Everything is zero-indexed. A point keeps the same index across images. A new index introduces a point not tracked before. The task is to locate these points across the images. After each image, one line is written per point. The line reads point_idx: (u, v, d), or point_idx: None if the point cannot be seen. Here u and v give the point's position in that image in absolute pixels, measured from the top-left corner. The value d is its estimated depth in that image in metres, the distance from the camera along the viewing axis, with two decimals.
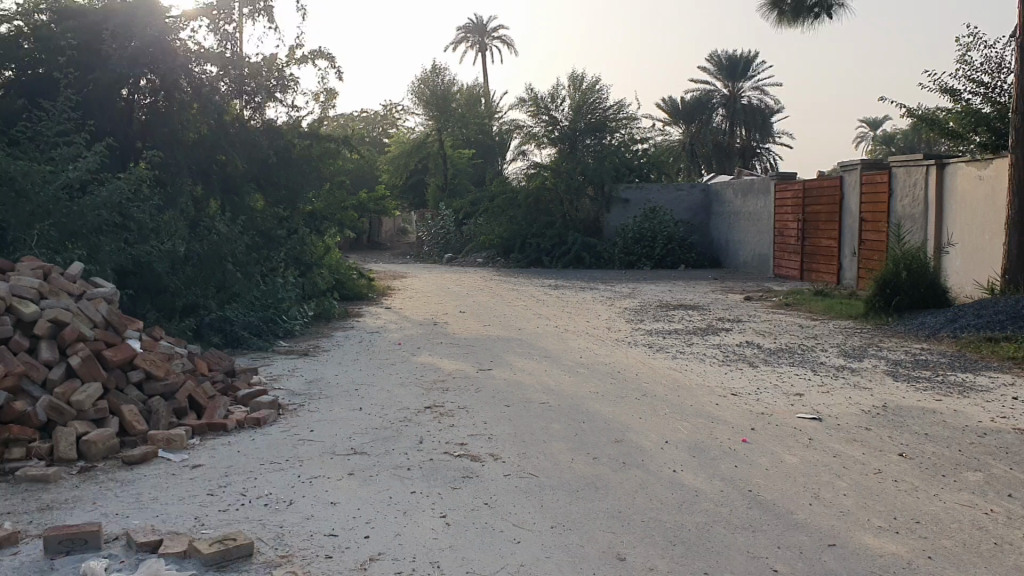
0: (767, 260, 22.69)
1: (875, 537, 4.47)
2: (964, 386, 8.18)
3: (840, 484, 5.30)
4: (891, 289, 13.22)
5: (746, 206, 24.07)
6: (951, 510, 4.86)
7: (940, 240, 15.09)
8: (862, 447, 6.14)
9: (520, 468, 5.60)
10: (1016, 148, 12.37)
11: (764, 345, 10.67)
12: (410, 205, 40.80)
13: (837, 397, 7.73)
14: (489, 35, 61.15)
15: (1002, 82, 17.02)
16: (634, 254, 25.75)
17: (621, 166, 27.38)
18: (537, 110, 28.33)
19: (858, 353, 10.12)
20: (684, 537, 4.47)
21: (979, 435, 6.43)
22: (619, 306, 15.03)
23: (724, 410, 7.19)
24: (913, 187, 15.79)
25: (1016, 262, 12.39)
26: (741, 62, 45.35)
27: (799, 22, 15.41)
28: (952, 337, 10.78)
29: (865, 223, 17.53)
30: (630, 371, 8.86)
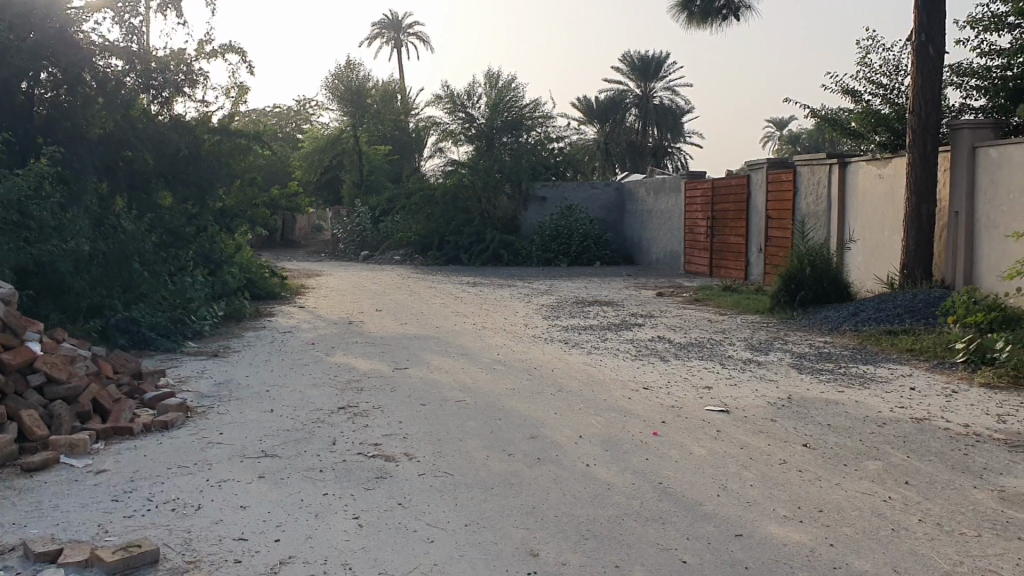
0: (678, 257, 23.13)
1: (780, 526, 4.60)
2: (865, 377, 8.49)
3: (747, 475, 5.44)
4: (796, 285, 13.59)
5: (659, 204, 24.48)
6: (853, 499, 5.02)
7: (843, 236, 15.61)
8: (768, 438, 6.30)
9: (435, 466, 5.59)
10: (914, 146, 12.80)
11: (675, 339, 10.88)
12: (325, 202, 40.21)
13: (745, 389, 7.92)
14: (404, 32, 60.77)
15: (899, 84, 17.70)
16: (551, 251, 25.97)
17: (538, 164, 27.50)
18: (454, 107, 28.26)
19: (764, 346, 10.40)
20: (596, 531, 4.52)
21: (879, 425, 6.67)
22: (536, 303, 15.09)
23: (637, 404, 7.31)
24: (818, 185, 16.28)
25: (914, 257, 12.85)
26: (653, 63, 46.03)
27: (708, 23, 15.70)
28: (854, 331, 11.15)
29: (772, 220, 17.99)
30: (546, 367, 8.93)
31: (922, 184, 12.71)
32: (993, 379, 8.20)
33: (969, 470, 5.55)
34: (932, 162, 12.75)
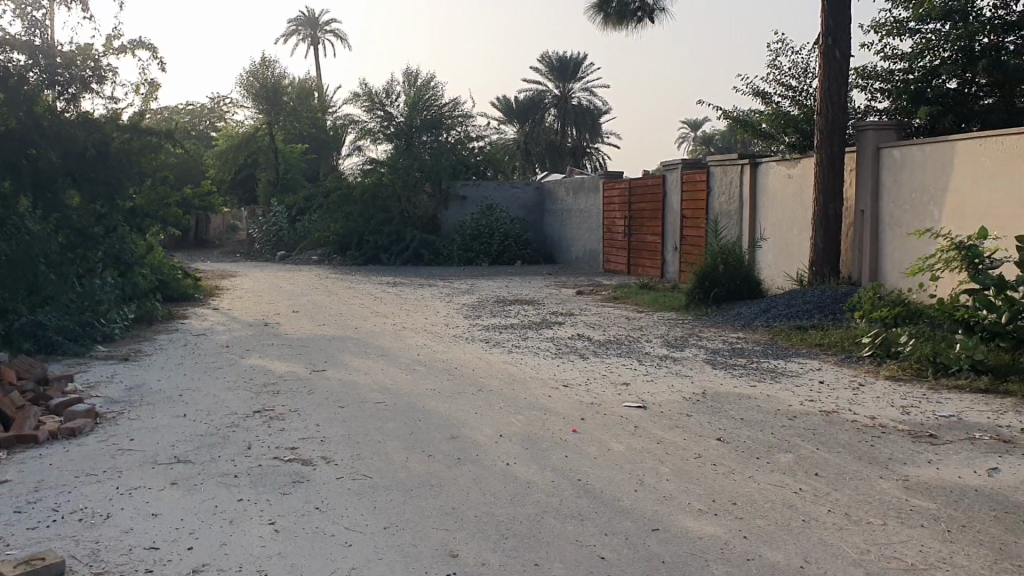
0: (597, 255, 23.36)
1: (696, 520, 4.68)
2: (776, 372, 8.71)
3: (664, 469, 5.52)
4: (710, 282, 13.86)
5: (578, 203, 24.70)
6: (766, 491, 5.14)
7: (754, 234, 15.98)
8: (683, 433, 6.40)
9: (353, 469, 5.53)
10: (822, 146, 13.17)
11: (594, 337, 10.98)
12: (240, 201, 39.39)
13: (661, 385, 8.04)
14: (321, 29, 59.97)
15: (807, 86, 18.21)
16: (472, 251, 26.00)
17: (458, 164, 27.38)
18: (371, 105, 27.84)
19: (680, 342, 10.59)
20: (516, 529, 4.53)
21: (789, 418, 6.84)
22: (456, 303, 15.05)
23: (556, 401, 7.36)
24: (731, 184, 16.63)
25: (823, 255, 13.24)
26: (572, 63, 46.40)
27: (623, 25, 15.88)
28: (766, 326, 11.43)
29: (686, 219, 18.32)
30: (466, 367, 8.91)
31: (829, 183, 13.09)
32: (897, 372, 8.50)
33: (876, 461, 5.73)
34: (839, 162, 13.13)
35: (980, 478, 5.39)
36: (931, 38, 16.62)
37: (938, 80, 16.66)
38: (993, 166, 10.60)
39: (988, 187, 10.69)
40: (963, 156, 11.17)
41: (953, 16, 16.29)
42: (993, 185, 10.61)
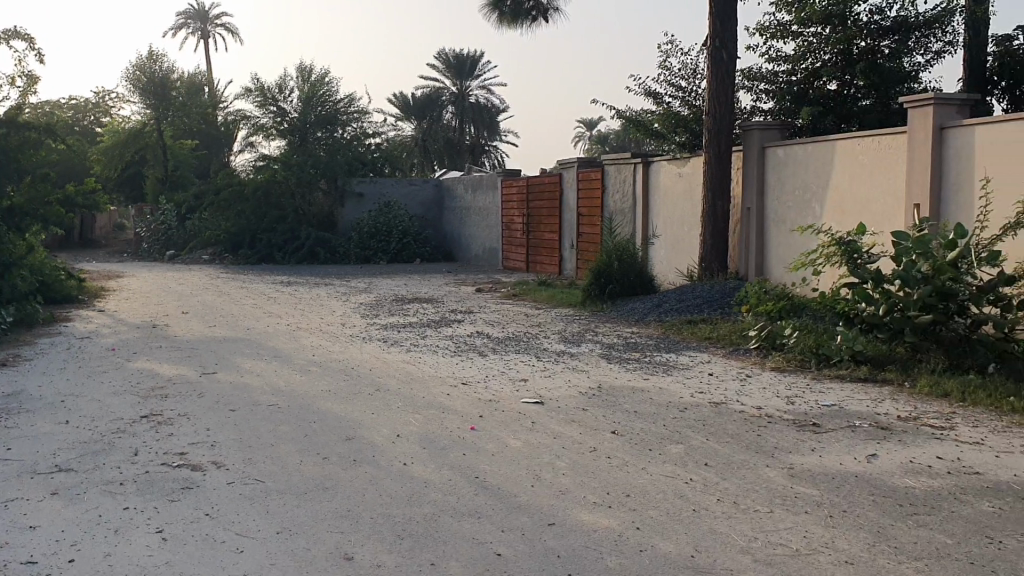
0: (496, 253, 23.46)
1: (590, 513, 4.74)
2: (669, 365, 8.91)
3: (560, 463, 5.59)
4: (605, 279, 14.08)
5: (476, 201, 24.78)
6: (657, 482, 5.25)
7: (648, 231, 16.30)
8: (579, 427, 6.49)
9: (246, 474, 5.41)
10: (710, 145, 13.51)
11: (493, 334, 11.02)
12: (127, 199, 38.00)
13: (558, 380, 8.13)
14: (212, 23, 58.44)
15: (697, 87, 18.68)
16: (369, 249, 25.73)
17: (354, 161, 26.99)
18: (264, 100, 27.24)
19: (577, 338, 10.73)
20: (412, 529, 4.51)
21: (681, 410, 7.01)
22: (354, 301, 14.89)
23: (454, 399, 7.36)
24: (625, 183, 16.93)
25: (712, 251, 13.60)
26: (468, 62, 46.61)
27: (518, 24, 15.97)
28: (658, 321, 11.67)
29: (582, 217, 18.55)
30: (363, 367, 8.82)
31: (717, 181, 13.45)
32: (783, 364, 8.82)
33: (763, 450, 5.92)
34: (726, 160, 13.50)
35: (859, 464, 5.63)
36: (812, 41, 17.21)
37: (819, 82, 17.29)
38: (871, 164, 11.05)
39: (866, 186, 11.15)
40: (843, 155, 11.61)
41: (832, 20, 16.92)
42: (871, 183, 11.06)
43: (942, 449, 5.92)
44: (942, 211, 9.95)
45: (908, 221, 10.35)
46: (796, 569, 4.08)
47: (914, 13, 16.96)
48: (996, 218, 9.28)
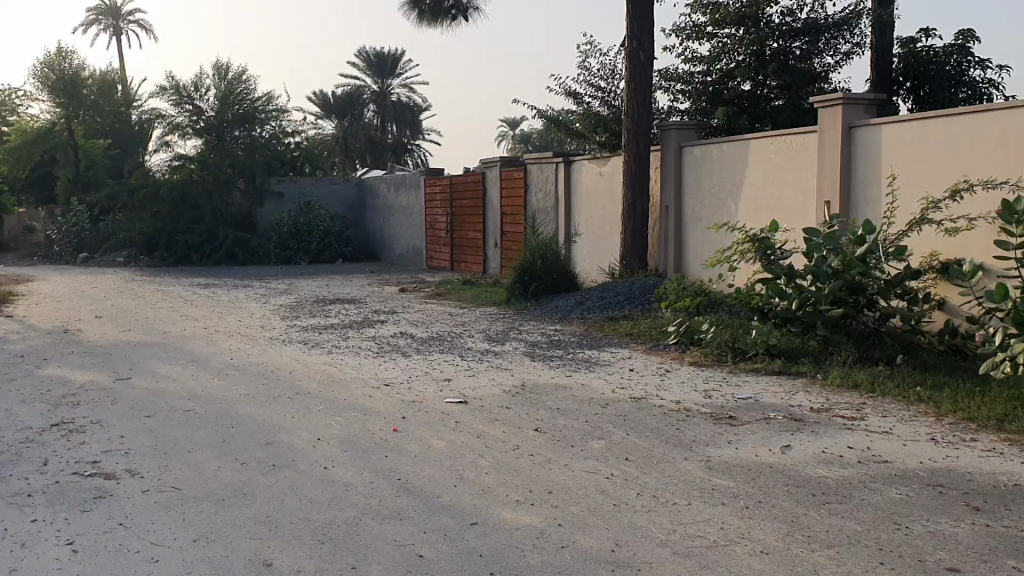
0: (419, 252, 23.37)
1: (513, 512, 4.76)
2: (590, 361, 8.99)
3: (483, 463, 5.60)
4: (529, 277, 14.12)
5: (399, 200, 24.65)
6: (579, 479, 5.30)
7: (570, 229, 16.42)
8: (502, 425, 6.51)
9: (161, 482, 5.28)
10: (629, 144, 13.68)
11: (416, 334, 10.97)
12: (36, 201, 36.70)
13: (482, 380, 8.13)
14: (125, 19, 56.93)
15: (615, 87, 18.90)
16: (289, 249, 25.43)
17: (274, 159, 26.49)
18: (179, 99, 25.65)
19: (500, 336, 10.75)
20: (333, 534, 4.46)
21: (603, 405, 7.09)
22: (274, 304, 14.65)
23: (376, 401, 7.30)
24: (547, 182, 17.03)
25: (632, 248, 13.77)
26: (389, 60, 46.28)
27: (438, 23, 15.92)
28: (581, 318, 11.77)
29: (506, 215, 18.58)
30: (283, 370, 8.69)
31: (637, 180, 13.62)
32: (701, 358, 8.97)
33: (682, 444, 6.02)
34: (645, 159, 13.69)
35: (775, 455, 5.77)
36: (727, 42, 17.54)
37: (733, 82, 17.66)
38: (784, 163, 11.32)
39: (780, 184, 11.42)
40: (757, 154, 11.86)
41: (745, 22, 17.30)
42: (785, 181, 11.34)
43: (853, 439, 6.11)
44: (851, 208, 10.25)
45: (820, 217, 10.64)
46: (713, 560, 4.16)
47: (823, 15, 17.46)
48: (903, 214, 9.61)
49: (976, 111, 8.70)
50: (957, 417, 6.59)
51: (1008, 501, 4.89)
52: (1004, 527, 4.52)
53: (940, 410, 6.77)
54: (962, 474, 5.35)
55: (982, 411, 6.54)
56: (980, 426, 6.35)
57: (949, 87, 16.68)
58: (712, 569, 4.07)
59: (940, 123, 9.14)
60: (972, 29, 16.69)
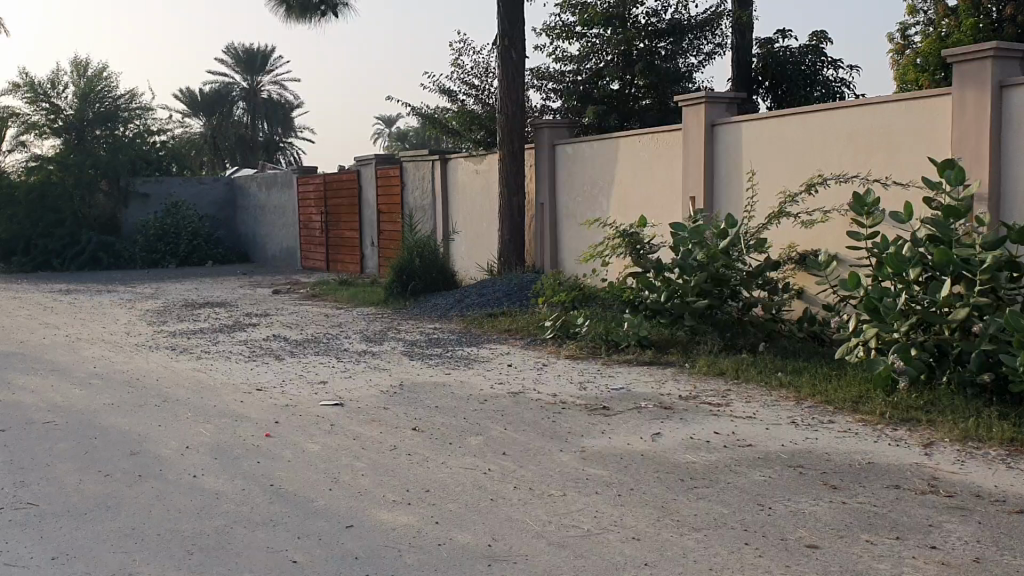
0: (293, 253, 22.96)
1: (390, 512, 4.74)
2: (469, 358, 9.03)
3: (360, 465, 5.54)
4: (406, 275, 14.05)
5: (271, 199, 24.14)
6: (456, 475, 5.32)
7: (447, 227, 16.44)
8: (380, 426, 6.47)
9: (18, 498, 5.03)
10: (504, 140, 13.78)
11: (290, 337, 10.76)
12: None
13: (358, 381, 8.05)
14: None
15: (489, 86, 19.00)
16: (157, 252, 24.61)
17: (139, 159, 25.27)
18: (34, 96, 24.36)
19: (378, 336, 10.65)
20: (203, 543, 4.35)
21: (481, 402, 7.12)
22: (141, 309, 14.11)
23: (249, 406, 7.14)
24: (424, 180, 17.01)
25: (509, 245, 13.89)
26: (259, 56, 45.19)
27: (306, 19, 15.65)
28: (459, 315, 11.79)
29: (382, 215, 18.45)
30: (149, 378, 8.38)
31: (511, 178, 13.74)
32: (577, 352, 9.13)
33: (557, 436, 6.12)
34: (519, 156, 13.81)
35: (646, 444, 5.91)
36: (595, 42, 17.86)
37: (603, 81, 17.97)
38: (652, 159, 11.63)
39: (648, 180, 11.72)
40: (626, 151, 12.12)
41: (613, 22, 17.68)
42: (652, 177, 11.65)
43: (719, 425, 6.33)
44: (715, 202, 10.62)
45: (686, 211, 10.98)
46: (586, 550, 4.24)
47: (686, 16, 17.99)
48: (763, 209, 10.02)
49: (829, 109, 9.14)
50: (815, 401, 6.92)
51: (862, 478, 5.17)
52: (859, 504, 4.77)
53: (800, 394, 7.09)
54: (821, 454, 5.62)
55: (837, 393, 6.89)
56: (837, 408, 6.69)
57: (805, 87, 17.61)
58: (586, 557, 4.15)
59: (796, 120, 9.56)
60: (824, 30, 17.49)
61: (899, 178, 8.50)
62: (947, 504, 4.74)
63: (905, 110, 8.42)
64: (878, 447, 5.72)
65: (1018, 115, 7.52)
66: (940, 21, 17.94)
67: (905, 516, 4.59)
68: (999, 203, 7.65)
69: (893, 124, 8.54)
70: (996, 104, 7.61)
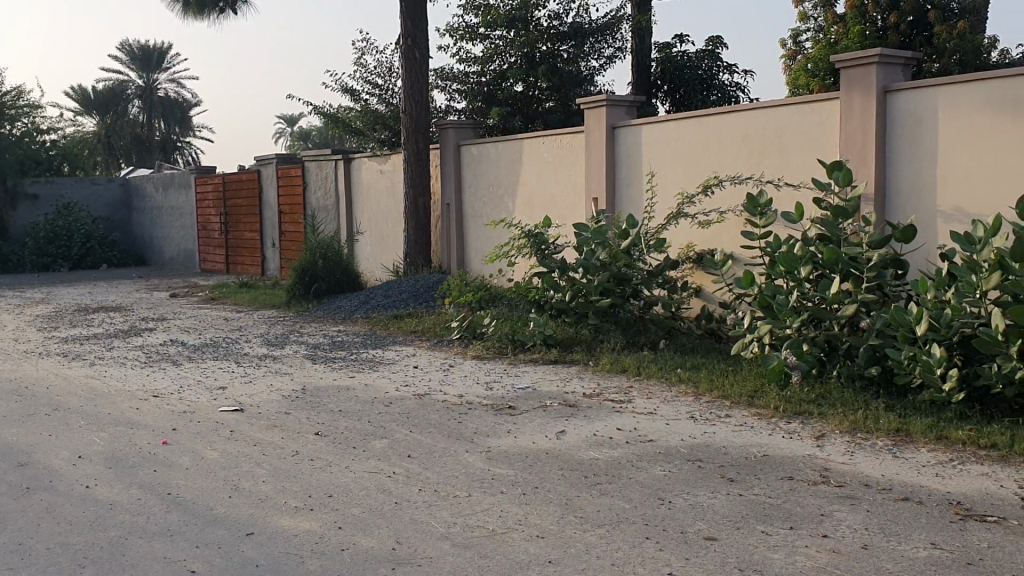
0: (192, 255, 22.36)
1: (291, 518, 4.67)
2: (374, 360, 8.97)
3: (260, 471, 5.45)
4: (309, 277, 13.85)
5: (168, 200, 23.48)
6: (360, 479, 5.27)
7: (351, 228, 16.28)
8: (281, 431, 6.36)
9: None
10: (408, 140, 13.70)
11: (188, 341, 10.50)
12: None
13: (259, 385, 7.90)
14: None
15: (392, 85, 18.89)
16: (47, 256, 23.56)
17: (27, 159, 24.41)
18: None
19: (280, 340, 10.47)
20: (95, 556, 4.21)
21: (386, 404, 7.08)
22: (30, 315, 13.55)
23: (145, 413, 6.93)
24: (327, 180, 16.80)
25: (414, 246, 13.84)
26: (155, 54, 43.91)
27: (204, 16, 15.28)
28: (364, 317, 11.69)
29: (283, 215, 18.15)
30: (38, 386, 8.05)
31: (416, 178, 13.70)
32: (482, 351, 9.15)
33: (463, 436, 6.13)
34: (423, 157, 13.77)
35: (550, 442, 5.97)
36: (498, 44, 17.93)
37: (506, 83, 17.95)
38: (555, 160, 11.75)
39: (551, 180, 11.84)
40: (529, 152, 12.21)
41: (515, 24, 17.80)
42: (555, 178, 11.77)
43: (622, 421, 6.43)
44: (617, 203, 10.79)
45: (589, 212, 11.12)
46: (490, 549, 4.26)
47: (587, 20, 18.31)
48: (662, 209, 10.22)
49: (725, 111, 9.37)
50: (713, 396, 7.09)
51: (758, 470, 5.32)
52: (754, 495, 4.91)
53: (698, 390, 7.26)
54: (718, 448, 5.76)
55: (733, 388, 7.08)
56: (733, 402, 6.87)
57: (702, 91, 17.95)
58: (490, 557, 4.17)
59: (693, 123, 9.78)
60: (720, 35, 17.94)
61: (791, 179, 8.79)
62: (837, 493, 4.92)
63: (795, 113, 8.70)
64: (772, 440, 5.90)
65: (900, 118, 7.88)
66: (829, 28, 18.61)
67: (798, 506, 4.74)
68: (884, 203, 8.02)
69: (784, 127, 8.83)
70: (881, 108, 7.95)
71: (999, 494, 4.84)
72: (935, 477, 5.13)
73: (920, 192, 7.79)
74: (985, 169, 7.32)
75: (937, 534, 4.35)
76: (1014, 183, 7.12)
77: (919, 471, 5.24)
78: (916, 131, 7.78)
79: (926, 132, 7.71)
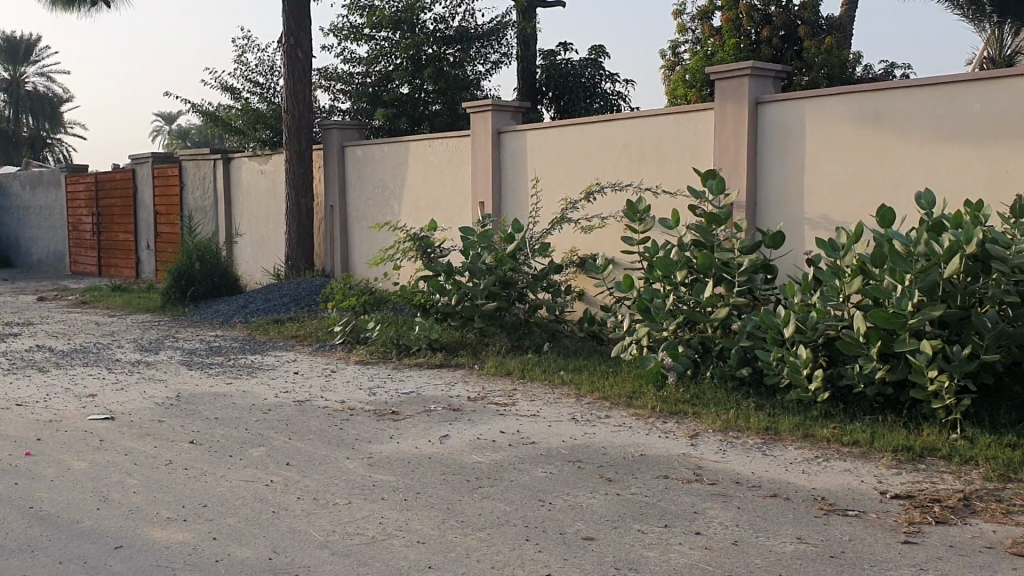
0: (61, 257, 21.42)
1: (163, 530, 4.53)
2: (253, 366, 8.77)
3: (130, 482, 5.26)
4: (187, 281, 13.44)
5: (35, 200, 22.43)
6: (236, 489, 5.15)
7: (231, 229, 15.87)
8: (153, 441, 6.15)
9: None
10: (290, 141, 13.48)
11: (55, 347, 10.03)
12: None
13: (131, 393, 7.63)
14: None
15: (274, 83, 18.57)
16: None
17: None
18: None
19: (154, 345, 10.13)
20: None
21: (264, 412, 6.93)
22: None
23: (6, 424, 6.59)
24: (206, 180, 16.34)
25: (297, 248, 13.61)
26: (22, 46, 41.89)
27: (74, 8, 14.67)
28: (244, 322, 11.42)
29: (160, 216, 17.56)
30: None
31: (299, 180, 13.50)
32: (365, 356, 9.07)
33: (344, 443, 6.06)
34: (307, 158, 13.59)
35: (432, 446, 5.97)
36: (384, 45, 17.87)
37: (392, 85, 17.88)
38: (440, 164, 11.76)
39: (437, 184, 11.84)
40: (414, 155, 12.18)
41: (401, 26, 17.80)
42: (441, 181, 11.78)
43: (504, 424, 6.48)
44: (502, 207, 10.85)
45: (475, 215, 11.15)
46: (368, 557, 4.22)
47: (473, 24, 18.45)
48: (546, 213, 10.35)
49: (605, 120, 9.56)
50: (593, 397, 7.22)
51: (635, 470, 5.45)
52: (631, 495, 5.02)
53: (580, 391, 7.38)
54: (597, 449, 5.87)
55: (613, 390, 7.22)
56: (613, 404, 7.02)
57: (586, 98, 18.27)
58: (368, 565, 4.13)
59: (576, 129, 9.93)
60: (602, 44, 18.29)
61: (668, 186, 9.03)
62: (710, 491, 5.08)
63: (673, 122, 8.94)
64: (649, 440, 6.05)
65: (772, 129, 8.20)
66: (706, 40, 19.19)
67: (672, 505, 4.87)
68: (756, 210, 8.32)
69: (660, 135, 9.07)
70: (752, 119, 8.26)
71: (859, 489, 5.08)
72: (800, 474, 5.35)
73: (790, 200, 8.11)
74: (850, 178, 7.67)
75: (802, 528, 4.54)
76: (876, 191, 7.49)
77: (786, 469, 5.45)
78: (786, 142, 8.10)
79: (796, 142, 8.03)
